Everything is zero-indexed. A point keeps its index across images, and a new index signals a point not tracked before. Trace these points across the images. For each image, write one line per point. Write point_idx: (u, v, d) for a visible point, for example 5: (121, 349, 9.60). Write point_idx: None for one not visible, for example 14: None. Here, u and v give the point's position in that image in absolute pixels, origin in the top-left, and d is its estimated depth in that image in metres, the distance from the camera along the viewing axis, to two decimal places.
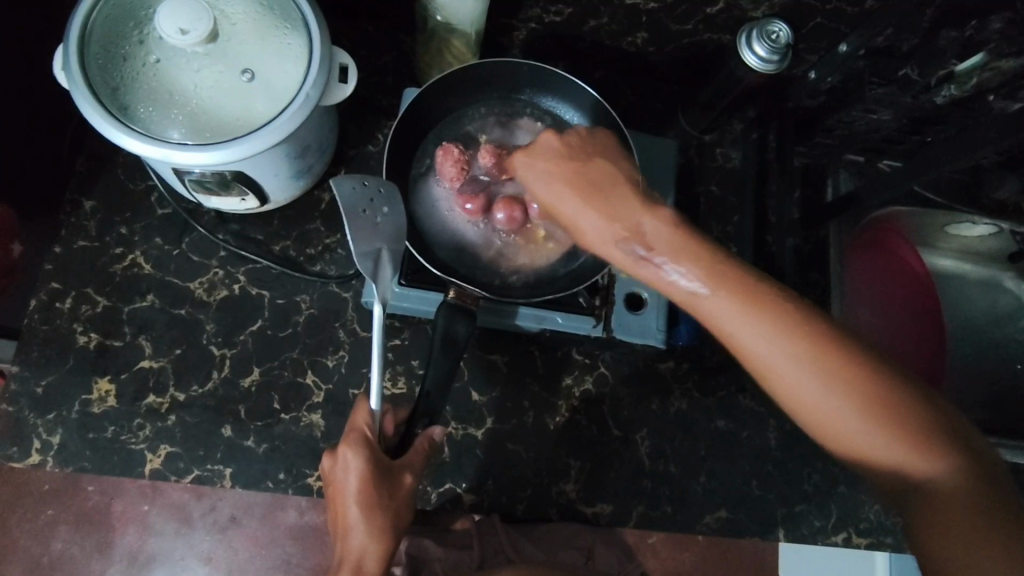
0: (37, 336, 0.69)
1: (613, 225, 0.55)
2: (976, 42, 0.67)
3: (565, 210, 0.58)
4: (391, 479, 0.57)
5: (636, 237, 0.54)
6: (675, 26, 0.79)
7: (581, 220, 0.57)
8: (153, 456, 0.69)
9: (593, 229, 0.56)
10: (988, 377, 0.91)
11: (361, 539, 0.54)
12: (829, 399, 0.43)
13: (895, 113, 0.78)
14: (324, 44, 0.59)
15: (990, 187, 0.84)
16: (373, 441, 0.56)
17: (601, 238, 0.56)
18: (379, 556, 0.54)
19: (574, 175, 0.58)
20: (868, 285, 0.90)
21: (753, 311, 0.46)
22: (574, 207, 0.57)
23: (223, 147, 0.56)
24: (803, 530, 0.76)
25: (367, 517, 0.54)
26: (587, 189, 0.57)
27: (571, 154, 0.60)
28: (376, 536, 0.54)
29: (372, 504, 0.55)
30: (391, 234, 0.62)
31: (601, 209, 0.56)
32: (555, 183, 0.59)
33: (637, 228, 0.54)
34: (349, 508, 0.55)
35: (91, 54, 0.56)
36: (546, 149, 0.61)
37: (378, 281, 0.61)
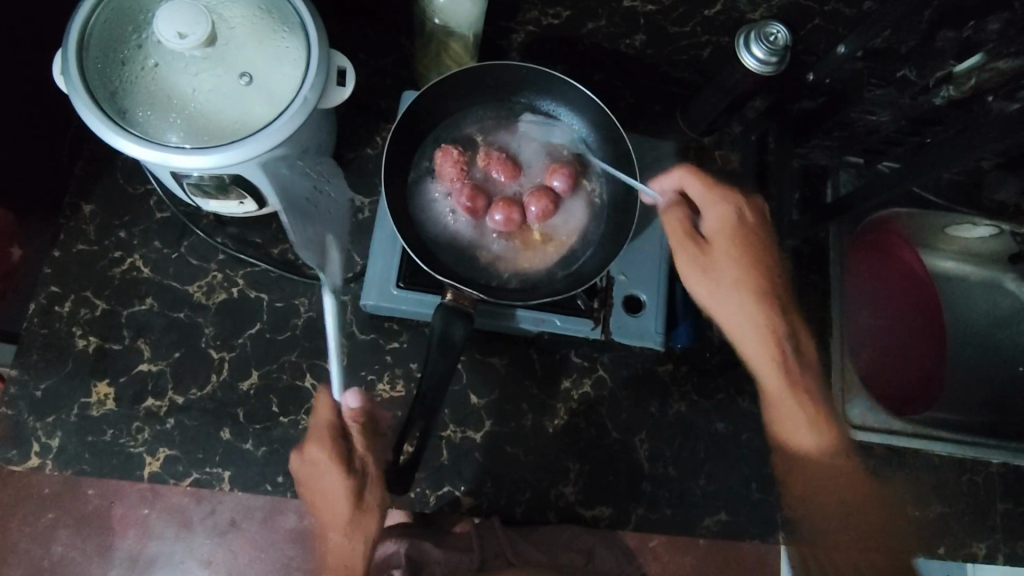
0: (36, 339, 0.69)
1: (772, 332, 0.70)
2: (976, 43, 0.67)
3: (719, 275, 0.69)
4: (347, 473, 0.60)
5: (757, 329, 0.69)
6: (672, 27, 0.82)
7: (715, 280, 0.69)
8: (153, 458, 0.69)
9: (720, 290, 0.69)
10: (992, 378, 0.90)
11: (340, 539, 0.59)
12: (826, 461, 0.72)
13: (894, 113, 0.77)
14: (322, 48, 0.59)
15: (990, 189, 0.85)
16: (338, 432, 0.61)
17: (718, 305, 0.69)
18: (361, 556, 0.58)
19: (740, 256, 0.69)
20: (867, 285, 0.90)
21: (816, 412, 0.70)
22: (732, 289, 0.69)
23: (221, 151, 0.56)
24: (803, 533, 0.76)
25: (347, 516, 0.59)
26: (751, 278, 0.69)
27: (758, 249, 0.70)
28: (355, 532, 0.59)
29: (340, 505, 0.59)
30: (337, 218, 0.74)
31: (738, 292, 0.69)
32: (732, 265, 0.69)
33: (765, 324, 0.69)
34: (329, 510, 0.60)
35: (90, 58, 0.57)
36: (733, 217, 0.70)
37: (326, 269, 0.72)
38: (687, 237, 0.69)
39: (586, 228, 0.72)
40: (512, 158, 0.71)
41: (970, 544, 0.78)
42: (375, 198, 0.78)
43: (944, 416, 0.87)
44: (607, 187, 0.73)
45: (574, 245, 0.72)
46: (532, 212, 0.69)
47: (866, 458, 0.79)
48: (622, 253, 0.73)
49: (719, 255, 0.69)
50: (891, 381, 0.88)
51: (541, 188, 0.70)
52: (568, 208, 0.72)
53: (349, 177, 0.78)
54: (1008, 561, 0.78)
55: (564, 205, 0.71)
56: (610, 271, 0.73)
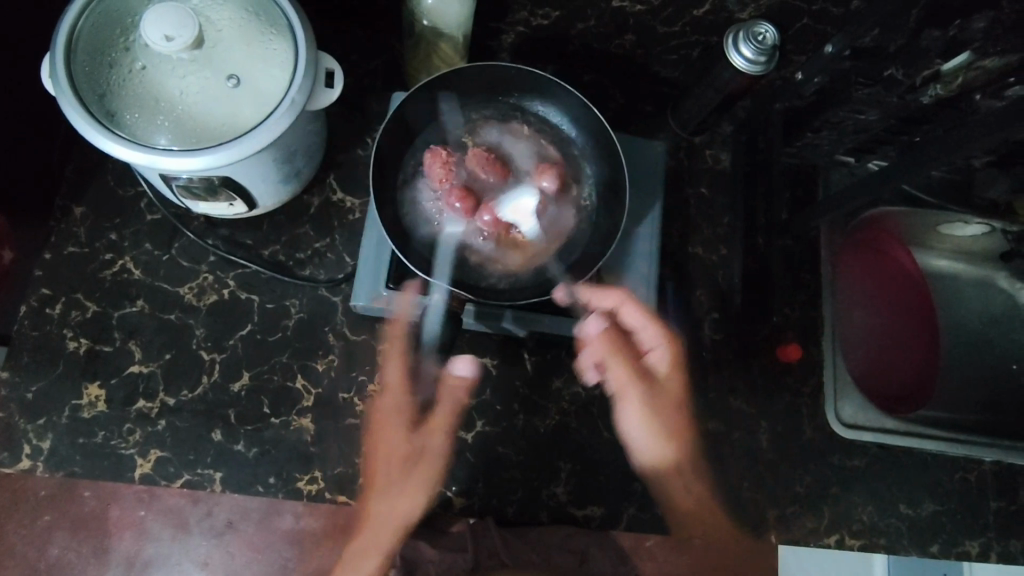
0: (27, 342, 0.69)
1: (669, 459, 0.73)
2: (961, 42, 0.67)
3: (636, 411, 0.72)
4: (415, 439, 0.68)
5: (666, 454, 0.73)
6: (661, 28, 0.82)
7: (644, 416, 0.72)
8: (144, 460, 0.69)
9: (648, 429, 0.72)
10: (986, 376, 0.90)
11: (383, 491, 0.67)
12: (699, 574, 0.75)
13: (881, 112, 0.76)
14: (310, 50, 0.59)
15: (980, 187, 0.86)
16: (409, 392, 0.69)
17: (643, 444, 0.73)
18: (400, 516, 0.67)
19: (673, 397, 0.74)
20: (859, 285, 0.90)
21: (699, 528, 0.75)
22: (650, 419, 0.72)
23: (208, 153, 0.56)
24: (796, 533, 0.76)
25: (392, 473, 0.67)
26: (665, 411, 0.73)
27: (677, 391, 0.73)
28: (404, 493, 0.67)
29: (404, 464, 0.68)
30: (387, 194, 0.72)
31: (666, 426, 0.73)
32: (666, 404, 0.73)
33: (674, 461, 0.73)
34: (385, 460, 0.68)
35: (78, 60, 0.57)
36: (675, 359, 0.72)
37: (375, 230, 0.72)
38: (635, 383, 0.72)
39: (575, 227, 0.72)
40: (501, 160, 0.71)
41: (964, 543, 0.78)
42: (366, 199, 0.78)
43: (938, 413, 0.86)
44: (595, 189, 0.74)
45: (564, 245, 0.72)
46: (521, 212, 0.69)
47: (858, 456, 0.79)
48: (612, 252, 0.74)
49: (658, 400, 0.73)
50: (885, 379, 0.88)
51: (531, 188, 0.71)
52: (557, 209, 0.72)
53: (340, 179, 0.78)
54: (1000, 560, 0.78)
55: (552, 205, 0.72)
56: (599, 271, 0.73)
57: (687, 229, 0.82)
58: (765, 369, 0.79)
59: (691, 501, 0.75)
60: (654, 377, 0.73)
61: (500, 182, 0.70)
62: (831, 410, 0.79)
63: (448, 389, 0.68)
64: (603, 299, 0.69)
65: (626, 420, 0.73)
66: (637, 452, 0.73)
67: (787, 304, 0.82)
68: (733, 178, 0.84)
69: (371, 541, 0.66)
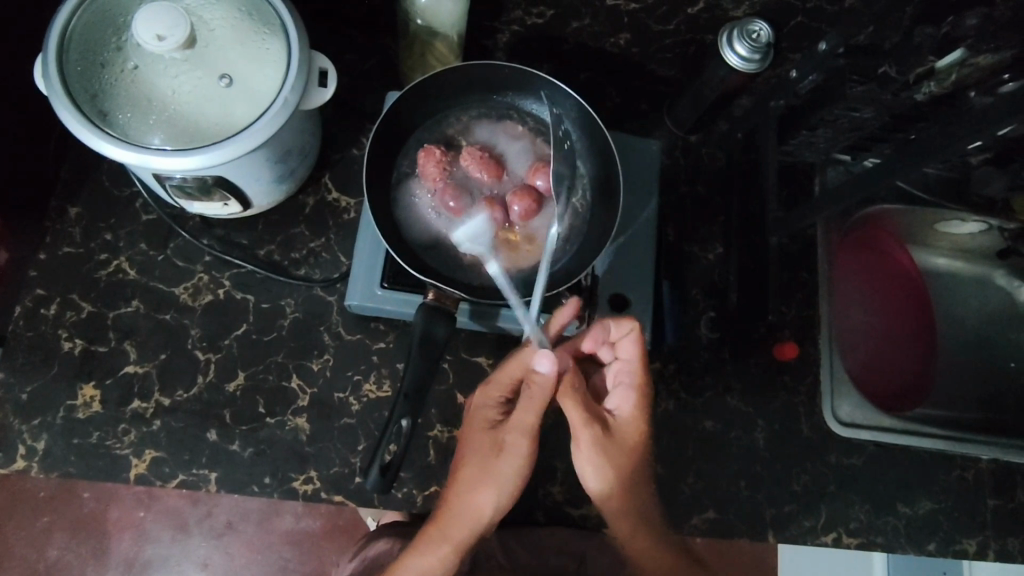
0: (22, 343, 0.69)
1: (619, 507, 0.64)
2: (957, 40, 0.71)
3: (587, 450, 0.63)
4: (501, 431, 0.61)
5: (611, 495, 0.64)
6: (655, 26, 0.81)
7: (596, 459, 0.63)
8: (139, 460, 0.69)
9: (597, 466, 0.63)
10: (985, 374, 0.90)
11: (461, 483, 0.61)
12: None
13: (876, 109, 0.74)
14: (303, 49, 0.59)
15: (977, 184, 0.85)
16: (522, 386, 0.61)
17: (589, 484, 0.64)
18: (473, 513, 0.60)
19: (628, 443, 0.65)
20: (857, 283, 0.90)
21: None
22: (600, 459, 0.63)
23: (200, 153, 0.56)
24: (793, 532, 0.76)
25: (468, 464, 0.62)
26: (615, 455, 0.64)
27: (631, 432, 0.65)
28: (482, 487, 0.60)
29: (481, 461, 0.61)
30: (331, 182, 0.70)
31: (619, 469, 0.64)
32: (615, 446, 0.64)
33: (623, 505, 0.65)
34: (469, 450, 0.62)
35: (70, 60, 0.57)
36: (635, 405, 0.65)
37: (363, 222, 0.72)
38: (588, 423, 0.63)
39: (569, 227, 0.72)
40: (496, 159, 0.71)
41: (962, 541, 0.77)
42: (361, 198, 0.78)
43: (937, 412, 0.86)
44: (590, 189, 0.73)
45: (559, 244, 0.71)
46: (513, 211, 0.68)
47: (855, 455, 0.79)
48: (607, 251, 0.74)
49: (612, 442, 0.64)
50: (884, 378, 0.87)
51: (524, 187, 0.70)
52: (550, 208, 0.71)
53: (335, 178, 0.78)
54: (998, 558, 0.78)
55: (546, 203, 0.71)
56: (595, 268, 0.73)
57: (683, 228, 0.82)
58: (761, 368, 0.79)
59: (637, 550, 0.65)
60: (611, 421, 0.66)
61: (494, 180, 0.70)
62: (828, 409, 0.79)
63: (530, 383, 0.59)
64: (619, 330, 0.66)
65: (579, 461, 0.64)
66: (587, 489, 0.65)
67: (783, 302, 0.82)
68: (728, 177, 0.84)
69: (444, 529, 0.61)
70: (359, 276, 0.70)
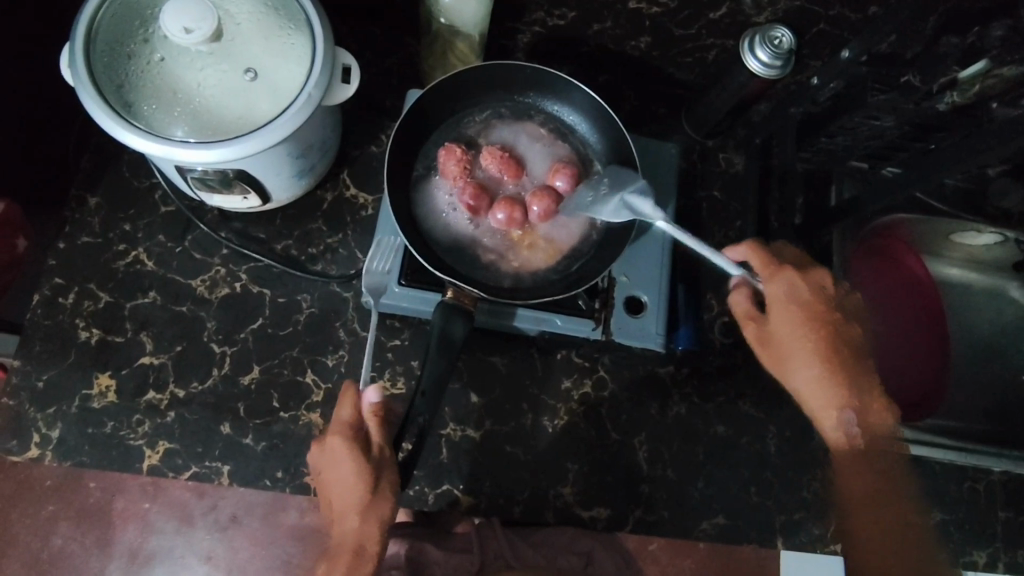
0: (40, 330, 0.70)
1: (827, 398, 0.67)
2: (978, 50, 0.69)
3: (800, 350, 0.67)
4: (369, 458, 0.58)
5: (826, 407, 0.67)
6: (677, 31, 0.83)
7: (765, 354, 0.69)
8: (152, 452, 0.69)
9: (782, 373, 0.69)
10: (999, 385, 0.90)
11: (357, 524, 0.57)
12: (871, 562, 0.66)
13: (897, 119, 0.75)
14: (328, 45, 0.60)
15: (995, 197, 0.88)
16: (356, 423, 0.59)
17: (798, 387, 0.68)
18: (362, 534, 0.57)
19: (789, 335, 0.67)
20: (870, 293, 0.89)
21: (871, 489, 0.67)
22: (807, 356, 0.67)
23: (224, 146, 0.56)
24: (803, 539, 0.76)
25: (354, 505, 0.57)
26: (799, 349, 0.67)
27: (798, 322, 0.67)
28: (370, 517, 0.57)
29: (355, 488, 0.57)
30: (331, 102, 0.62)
31: (794, 364, 0.68)
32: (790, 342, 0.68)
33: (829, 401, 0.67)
34: (342, 494, 0.58)
35: (96, 50, 0.57)
36: (797, 298, 0.68)
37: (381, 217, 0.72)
38: (750, 320, 0.70)
39: (587, 228, 0.72)
40: (516, 159, 0.71)
41: (971, 553, 0.78)
42: (379, 195, 0.78)
43: (949, 421, 0.86)
44: None
45: (577, 243, 0.72)
46: (533, 212, 0.69)
47: None
48: (625, 252, 0.73)
49: (769, 334, 0.69)
50: (894, 387, 0.87)
51: (544, 187, 0.70)
52: (605, 205, 0.68)
53: (353, 174, 0.78)
54: (1007, 570, 0.78)
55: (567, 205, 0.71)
56: (611, 271, 0.73)
57: (698, 232, 0.82)
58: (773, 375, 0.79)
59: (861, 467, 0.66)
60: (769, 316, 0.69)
61: (514, 181, 0.70)
62: None
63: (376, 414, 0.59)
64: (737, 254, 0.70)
65: (791, 373, 0.68)
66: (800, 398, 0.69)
67: None
68: (745, 183, 0.84)
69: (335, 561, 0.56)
70: (375, 266, 0.70)
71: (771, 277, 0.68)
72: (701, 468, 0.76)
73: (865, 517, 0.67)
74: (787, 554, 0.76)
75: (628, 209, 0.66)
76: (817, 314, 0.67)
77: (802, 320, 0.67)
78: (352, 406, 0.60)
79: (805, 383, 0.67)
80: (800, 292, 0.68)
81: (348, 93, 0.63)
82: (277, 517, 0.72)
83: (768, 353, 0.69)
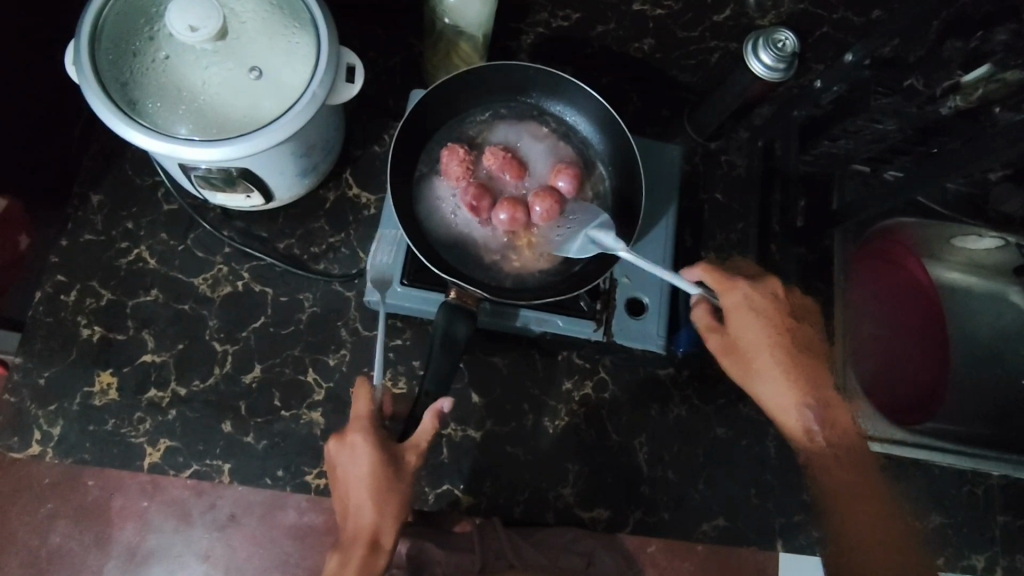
0: (41, 327, 0.70)
1: (793, 402, 0.67)
2: (982, 55, 0.69)
3: (763, 361, 0.67)
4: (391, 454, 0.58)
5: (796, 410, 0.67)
6: (681, 32, 0.83)
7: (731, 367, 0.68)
8: (153, 449, 0.69)
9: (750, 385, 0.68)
10: (999, 390, 0.90)
11: (372, 518, 0.55)
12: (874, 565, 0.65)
13: (900, 123, 0.75)
14: (332, 44, 0.60)
15: (997, 200, 0.85)
16: (375, 421, 0.58)
17: (765, 396, 0.68)
18: (378, 529, 0.55)
19: (754, 345, 0.67)
20: (872, 296, 0.90)
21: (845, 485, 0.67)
22: (771, 368, 0.66)
23: (229, 144, 0.56)
24: (802, 542, 0.76)
25: (373, 498, 0.56)
26: (763, 356, 0.67)
27: (758, 333, 0.67)
28: (387, 513, 0.56)
29: (377, 483, 0.56)
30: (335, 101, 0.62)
31: (764, 372, 0.67)
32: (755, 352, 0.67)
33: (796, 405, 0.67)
34: (359, 488, 0.56)
35: (102, 48, 0.57)
36: (757, 308, 0.67)
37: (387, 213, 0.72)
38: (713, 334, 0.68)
39: None
40: (519, 160, 0.71)
41: (970, 557, 0.78)
42: (382, 195, 0.78)
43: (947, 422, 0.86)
44: (609, 193, 0.74)
45: None
46: (535, 212, 0.69)
47: None
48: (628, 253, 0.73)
49: (733, 347, 0.68)
50: (893, 391, 0.87)
51: (547, 187, 0.70)
52: (569, 240, 0.70)
53: (355, 174, 0.78)
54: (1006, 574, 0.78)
55: (570, 207, 0.71)
56: (613, 273, 0.73)
57: (700, 235, 0.82)
58: None
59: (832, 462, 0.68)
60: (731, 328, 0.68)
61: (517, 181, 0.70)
62: None
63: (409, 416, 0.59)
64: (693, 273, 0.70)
65: (758, 382, 0.68)
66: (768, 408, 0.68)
67: None
68: (748, 185, 0.84)
69: (349, 554, 0.55)
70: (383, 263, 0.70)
71: (729, 292, 0.68)
72: (701, 470, 0.76)
73: (850, 511, 0.67)
74: (786, 556, 0.76)
75: (593, 243, 0.68)
76: (777, 327, 0.67)
77: (763, 329, 0.67)
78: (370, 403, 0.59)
79: (771, 390, 0.67)
80: (759, 299, 0.67)
81: (352, 91, 0.62)
82: (275, 517, 0.71)
83: (736, 369, 0.68)
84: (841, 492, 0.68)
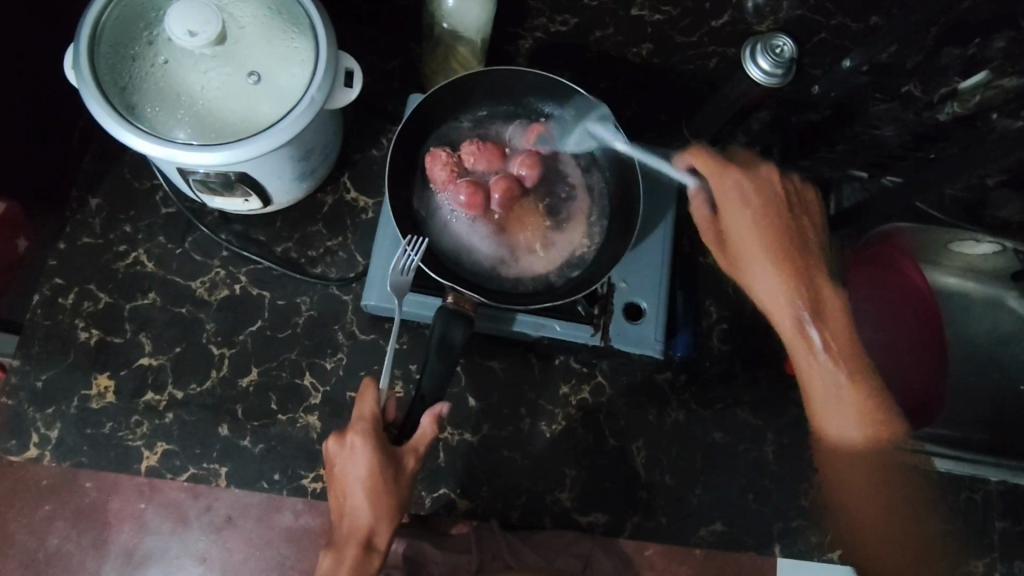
0: (39, 330, 0.70)
1: (791, 300, 0.69)
2: (979, 61, 0.68)
3: (756, 259, 0.71)
4: (393, 459, 0.58)
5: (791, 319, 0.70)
6: (680, 38, 0.81)
7: (735, 273, 0.72)
8: (150, 452, 0.69)
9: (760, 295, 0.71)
10: (1004, 398, 0.87)
11: (369, 519, 0.56)
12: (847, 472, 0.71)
13: (898, 128, 0.77)
14: (331, 49, 0.60)
15: (993, 207, 0.86)
16: (377, 425, 0.58)
17: (767, 299, 0.70)
18: (374, 532, 0.56)
19: (750, 241, 0.71)
20: (872, 301, 0.85)
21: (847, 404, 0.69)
22: (763, 261, 0.70)
23: (227, 149, 0.56)
24: (799, 546, 0.76)
25: (370, 501, 0.56)
26: (763, 252, 0.70)
27: (755, 223, 0.71)
28: (382, 515, 0.57)
29: (378, 488, 0.56)
30: (333, 105, 0.62)
31: (763, 275, 0.70)
32: (753, 242, 0.71)
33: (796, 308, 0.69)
34: (355, 491, 0.56)
35: (101, 52, 0.57)
36: (750, 203, 0.72)
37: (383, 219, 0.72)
38: (714, 232, 0.73)
39: (586, 230, 0.73)
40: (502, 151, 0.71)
41: None
42: (380, 199, 0.78)
43: (933, 429, 0.84)
44: (605, 197, 0.74)
45: (576, 243, 0.72)
46: (523, 179, 0.71)
47: None
48: (625, 256, 0.73)
49: (728, 247, 0.73)
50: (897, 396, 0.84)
51: (527, 152, 0.72)
52: (567, 137, 0.75)
53: (354, 177, 0.79)
54: None
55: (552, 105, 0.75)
56: (610, 277, 0.73)
57: (697, 240, 0.82)
58: (772, 383, 0.79)
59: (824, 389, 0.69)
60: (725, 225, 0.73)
61: (502, 166, 0.71)
62: None
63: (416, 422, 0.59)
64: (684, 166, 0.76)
65: (760, 283, 0.70)
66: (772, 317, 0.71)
67: None
68: None
69: (342, 551, 0.55)
70: (379, 268, 0.70)
71: (717, 177, 0.73)
72: (698, 473, 0.76)
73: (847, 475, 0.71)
74: (785, 562, 0.75)
75: (592, 136, 0.75)
76: (772, 232, 0.71)
77: (754, 220, 0.71)
78: (375, 407, 0.58)
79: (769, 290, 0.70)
80: (747, 191, 0.72)
81: (350, 96, 0.62)
82: (271, 519, 0.70)
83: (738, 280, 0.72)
84: (862, 465, 0.70)
